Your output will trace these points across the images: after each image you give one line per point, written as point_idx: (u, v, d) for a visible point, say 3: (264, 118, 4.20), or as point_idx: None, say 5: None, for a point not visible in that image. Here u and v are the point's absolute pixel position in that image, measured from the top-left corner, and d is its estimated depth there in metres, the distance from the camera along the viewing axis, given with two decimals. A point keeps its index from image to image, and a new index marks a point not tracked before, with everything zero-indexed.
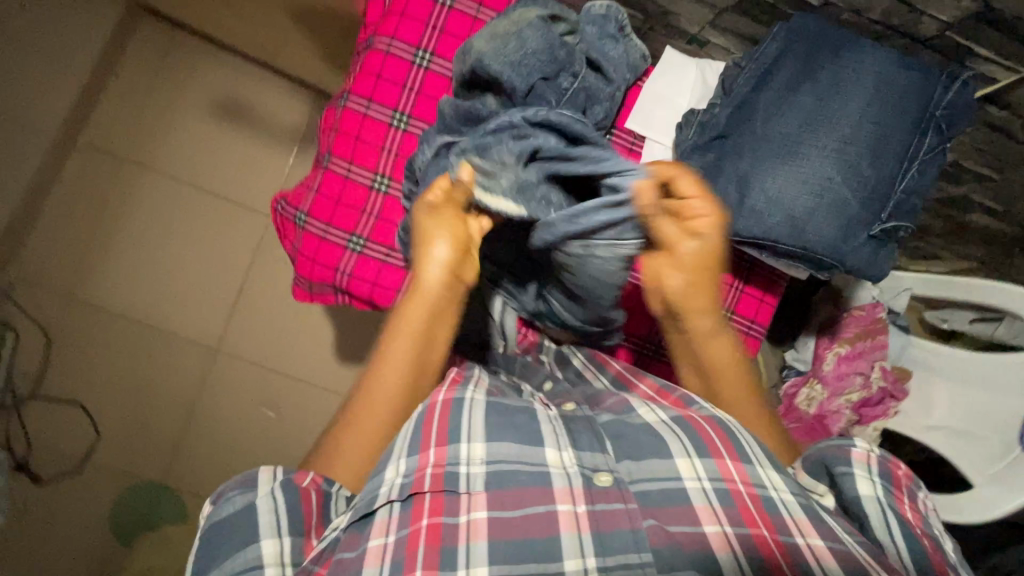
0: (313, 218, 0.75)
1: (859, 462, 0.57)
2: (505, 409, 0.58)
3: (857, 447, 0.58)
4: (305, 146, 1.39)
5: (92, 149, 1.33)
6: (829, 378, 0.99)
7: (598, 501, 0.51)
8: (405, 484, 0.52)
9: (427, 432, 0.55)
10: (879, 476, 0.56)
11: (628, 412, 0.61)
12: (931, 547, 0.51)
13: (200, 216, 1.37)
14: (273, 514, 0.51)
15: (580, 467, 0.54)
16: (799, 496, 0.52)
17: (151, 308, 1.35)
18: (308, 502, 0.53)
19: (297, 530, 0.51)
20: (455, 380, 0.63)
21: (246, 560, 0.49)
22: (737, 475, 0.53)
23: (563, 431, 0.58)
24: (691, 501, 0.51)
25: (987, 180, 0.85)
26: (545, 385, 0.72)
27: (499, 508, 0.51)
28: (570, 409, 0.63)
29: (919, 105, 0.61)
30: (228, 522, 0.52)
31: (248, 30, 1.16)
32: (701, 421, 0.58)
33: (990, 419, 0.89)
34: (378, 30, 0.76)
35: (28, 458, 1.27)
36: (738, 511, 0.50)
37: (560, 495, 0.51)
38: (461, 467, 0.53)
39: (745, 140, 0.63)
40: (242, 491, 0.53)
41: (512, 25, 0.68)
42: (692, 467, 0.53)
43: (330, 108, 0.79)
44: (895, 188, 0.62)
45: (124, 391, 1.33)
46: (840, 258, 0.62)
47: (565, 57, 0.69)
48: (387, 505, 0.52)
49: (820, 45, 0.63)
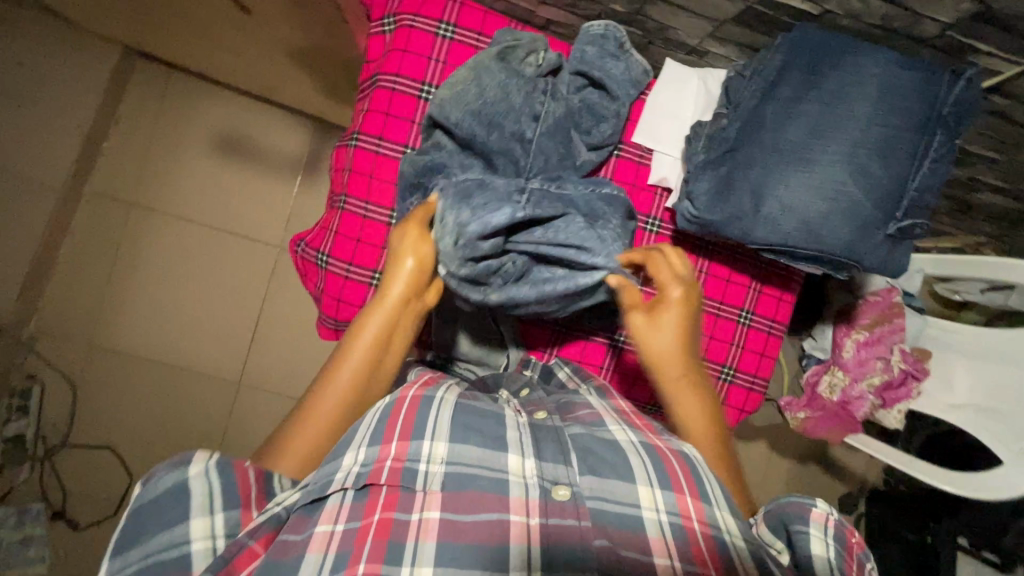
0: (335, 259, 0.77)
1: (816, 522, 0.56)
2: (472, 409, 0.59)
3: (817, 506, 0.57)
4: (308, 174, 1.40)
5: (99, 198, 1.34)
6: (850, 365, 1.01)
7: (553, 516, 0.51)
8: (361, 473, 0.51)
9: (391, 424, 0.55)
10: (835, 538, 0.55)
11: (598, 425, 0.61)
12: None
13: (212, 253, 1.38)
14: (207, 495, 0.51)
15: (539, 479, 0.54)
16: (750, 543, 0.52)
17: (172, 349, 1.36)
18: (245, 480, 0.53)
19: (232, 507, 0.51)
20: (427, 382, 0.63)
21: (172, 537, 0.49)
22: (695, 513, 0.53)
23: (528, 440, 0.58)
24: (646, 531, 0.51)
25: (995, 162, 0.86)
26: (522, 392, 0.72)
27: (453, 510, 0.50)
28: (541, 417, 0.63)
29: (926, 105, 0.62)
30: (161, 501, 0.50)
31: (246, 68, 1.17)
32: (668, 454, 0.58)
33: (1013, 395, 0.89)
34: (382, 68, 0.77)
35: (64, 507, 1.29)
36: (691, 550, 0.50)
37: (514, 504, 0.52)
38: (421, 465, 0.53)
39: (756, 150, 0.64)
40: (171, 470, 0.51)
41: (469, 74, 0.69)
42: (652, 497, 0.53)
43: (340, 148, 0.80)
44: (907, 186, 0.63)
45: (152, 432, 1.34)
46: (857, 259, 0.64)
47: (527, 90, 0.70)
48: (339, 492, 0.51)
49: (822, 53, 0.64)
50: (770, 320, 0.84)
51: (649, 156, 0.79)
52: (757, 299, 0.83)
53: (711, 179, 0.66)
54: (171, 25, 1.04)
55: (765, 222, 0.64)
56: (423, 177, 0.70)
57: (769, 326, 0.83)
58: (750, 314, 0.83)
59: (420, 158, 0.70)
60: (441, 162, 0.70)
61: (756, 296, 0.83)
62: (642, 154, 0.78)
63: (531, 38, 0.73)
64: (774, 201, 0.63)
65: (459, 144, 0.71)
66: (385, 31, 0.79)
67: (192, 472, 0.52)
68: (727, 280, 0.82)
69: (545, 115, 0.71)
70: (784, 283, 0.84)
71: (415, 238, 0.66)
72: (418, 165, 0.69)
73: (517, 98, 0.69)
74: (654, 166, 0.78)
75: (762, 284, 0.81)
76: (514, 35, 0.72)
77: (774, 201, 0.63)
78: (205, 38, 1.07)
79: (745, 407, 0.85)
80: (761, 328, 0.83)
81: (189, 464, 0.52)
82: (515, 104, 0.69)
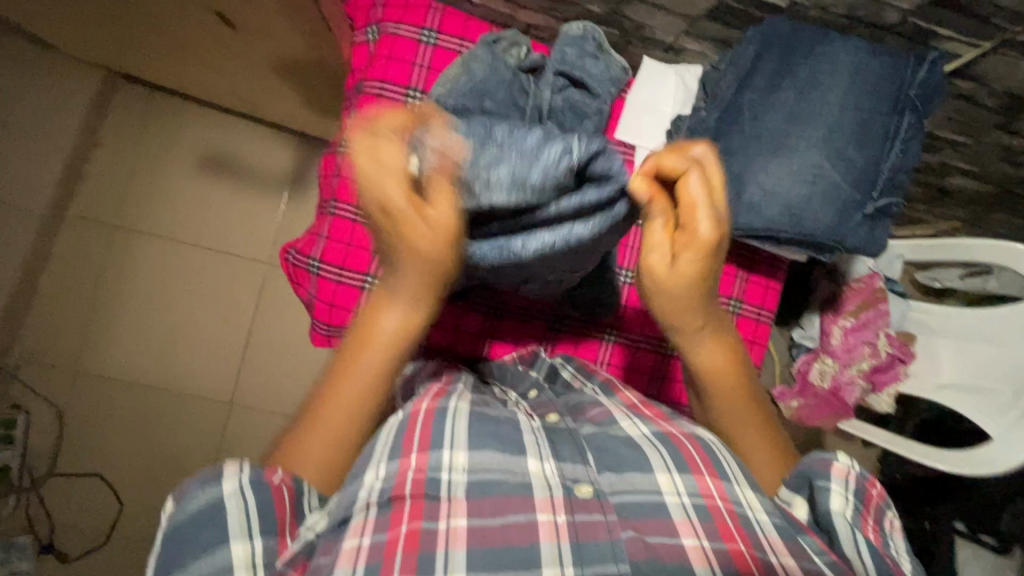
0: (327, 264, 0.77)
1: (838, 476, 0.57)
2: (486, 416, 0.59)
3: (838, 461, 0.58)
4: (294, 189, 1.41)
5: (83, 221, 1.33)
6: (838, 351, 1.04)
7: (578, 512, 0.53)
8: (386, 488, 0.52)
9: (409, 438, 0.55)
10: (855, 492, 0.57)
11: (610, 423, 0.63)
12: (897, 567, 0.52)
13: (200, 271, 1.37)
14: (243, 516, 0.50)
15: (561, 479, 0.55)
16: (773, 515, 0.53)
17: (161, 369, 1.34)
18: (280, 501, 0.52)
19: (269, 533, 0.50)
20: (438, 392, 0.63)
21: (214, 564, 0.48)
22: (716, 492, 0.54)
23: (544, 443, 0.59)
24: (672, 516, 0.53)
25: (963, 146, 0.90)
26: (531, 393, 0.73)
27: (480, 517, 0.51)
28: (553, 420, 0.65)
29: (894, 88, 0.65)
30: (195, 523, 0.50)
31: (231, 86, 1.17)
32: (682, 437, 0.60)
33: (995, 371, 0.91)
34: (366, 75, 0.78)
35: (52, 538, 1.25)
36: (717, 526, 0.51)
37: (539, 505, 0.52)
38: (443, 474, 0.53)
39: (737, 139, 0.68)
40: (204, 488, 0.51)
41: (459, 66, 0.72)
42: (672, 482, 0.55)
43: (329, 156, 0.81)
44: (882, 167, 0.66)
45: (144, 456, 1.32)
46: (840, 238, 0.66)
47: (515, 80, 0.72)
48: (363, 510, 0.51)
49: (794, 44, 0.66)
50: (758, 308, 0.85)
51: (632, 152, 0.80)
52: (745, 287, 0.84)
53: None
54: (159, 47, 1.05)
55: (748, 208, 0.66)
56: None
57: (758, 313, 0.85)
58: (739, 302, 0.84)
59: None
60: None
61: (745, 285, 0.84)
62: (626, 150, 0.80)
63: (513, 37, 0.75)
64: (756, 186, 0.65)
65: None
66: (369, 39, 0.80)
67: (226, 492, 0.51)
68: None
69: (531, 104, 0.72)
70: (769, 271, 0.86)
71: (456, 211, 0.54)
72: None
73: (508, 84, 0.71)
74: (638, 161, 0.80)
75: (750, 273, 0.83)
76: (500, 38, 0.74)
77: (756, 186, 0.65)
78: (192, 59, 1.08)
79: None
80: (750, 315, 0.85)
81: (220, 481, 0.51)
82: (504, 83, 0.71)
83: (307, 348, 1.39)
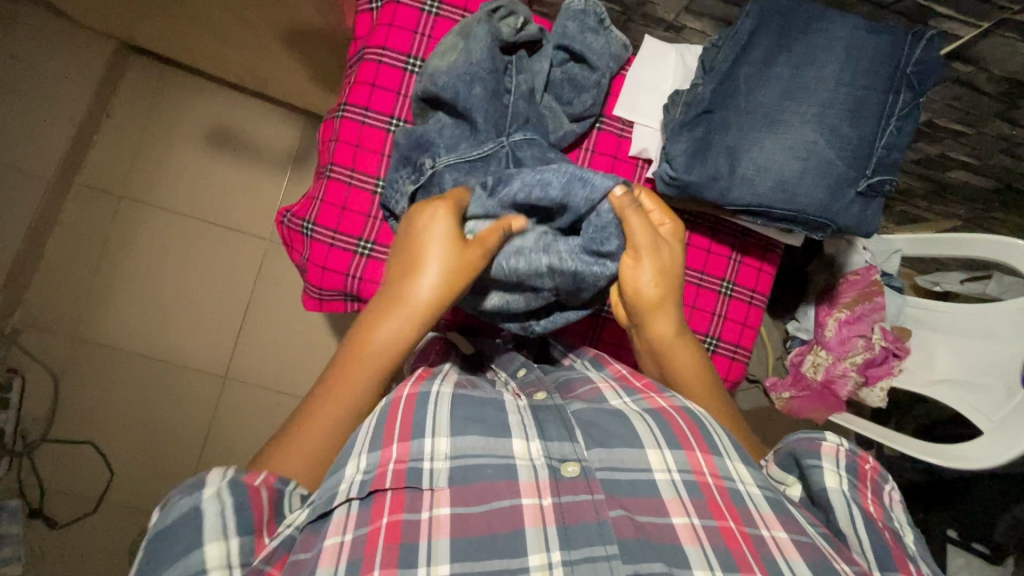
0: (321, 226, 0.77)
1: (827, 456, 0.58)
2: (469, 399, 0.60)
3: (826, 440, 0.59)
4: (298, 166, 1.42)
5: (88, 189, 1.34)
6: (833, 344, 1.03)
7: (565, 494, 0.52)
8: (366, 481, 0.52)
9: (390, 429, 0.56)
10: (846, 469, 0.57)
11: (599, 399, 0.63)
12: (893, 541, 0.52)
13: (200, 245, 1.38)
14: (221, 518, 0.48)
15: (547, 459, 0.55)
16: (764, 488, 0.54)
17: (157, 340, 1.35)
18: (259, 503, 0.51)
19: (246, 531, 0.49)
20: (423, 375, 0.64)
21: (188, 566, 0.46)
22: (706, 467, 0.55)
23: (530, 423, 0.59)
24: (661, 494, 0.53)
25: (962, 136, 0.90)
26: (519, 372, 0.71)
27: (462, 504, 0.51)
28: (541, 397, 0.64)
29: (889, 66, 0.66)
30: (176, 533, 0.48)
31: (238, 58, 1.18)
32: (671, 411, 0.60)
33: (991, 367, 0.90)
34: (369, 42, 0.79)
35: (42, 504, 1.25)
36: (706, 503, 0.52)
37: (524, 489, 0.52)
38: (424, 463, 0.53)
39: (731, 113, 0.68)
40: (187, 495, 0.49)
41: (458, 37, 0.72)
42: (663, 458, 0.55)
43: (328, 121, 0.82)
44: (875, 146, 0.67)
45: (136, 427, 1.32)
46: (832, 217, 0.67)
47: (504, 68, 0.72)
48: (345, 503, 0.51)
49: (790, 20, 0.68)
50: (751, 290, 0.85)
51: (630, 130, 0.81)
52: (739, 269, 0.84)
53: (690, 141, 0.69)
54: (170, 17, 1.06)
55: (741, 183, 0.67)
56: (414, 152, 0.72)
57: (750, 296, 0.85)
58: (732, 284, 0.84)
59: (414, 131, 0.72)
60: (434, 140, 0.71)
61: (738, 267, 0.84)
62: (623, 127, 0.81)
63: (523, 7, 0.75)
64: (749, 161, 0.66)
65: (454, 117, 0.72)
66: (373, 8, 0.82)
67: (205, 495, 0.49)
68: (708, 251, 0.83)
69: (515, 87, 0.73)
70: (764, 254, 0.85)
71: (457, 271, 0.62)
72: (411, 138, 0.71)
73: (498, 68, 0.71)
74: (634, 138, 0.80)
75: (743, 254, 0.83)
76: (503, 1, 0.73)
77: (749, 161, 0.66)
78: (205, 32, 1.09)
79: (728, 376, 0.86)
80: (743, 298, 0.85)
81: (202, 487, 0.50)
82: (494, 70, 0.71)
83: (301, 324, 1.40)
